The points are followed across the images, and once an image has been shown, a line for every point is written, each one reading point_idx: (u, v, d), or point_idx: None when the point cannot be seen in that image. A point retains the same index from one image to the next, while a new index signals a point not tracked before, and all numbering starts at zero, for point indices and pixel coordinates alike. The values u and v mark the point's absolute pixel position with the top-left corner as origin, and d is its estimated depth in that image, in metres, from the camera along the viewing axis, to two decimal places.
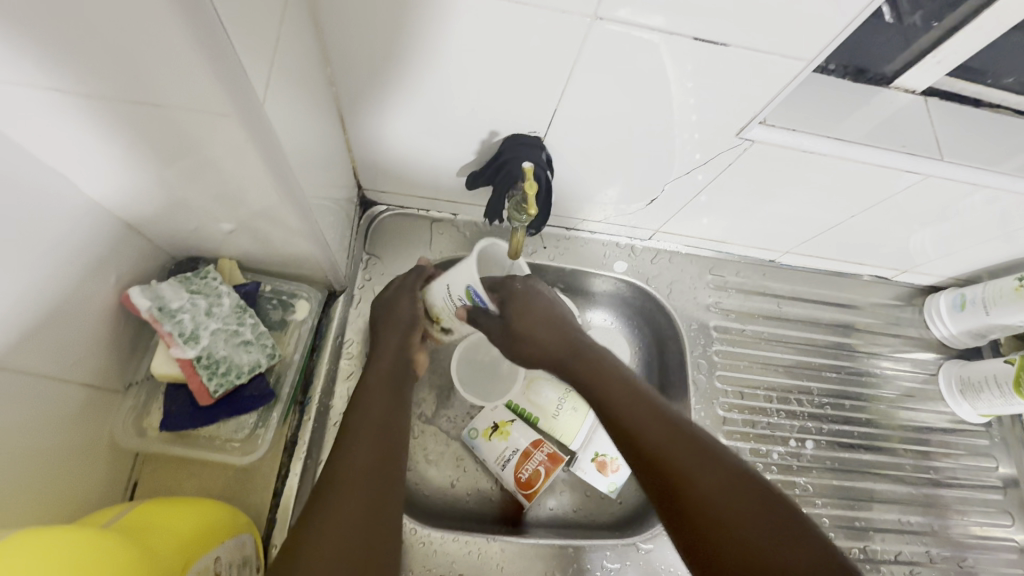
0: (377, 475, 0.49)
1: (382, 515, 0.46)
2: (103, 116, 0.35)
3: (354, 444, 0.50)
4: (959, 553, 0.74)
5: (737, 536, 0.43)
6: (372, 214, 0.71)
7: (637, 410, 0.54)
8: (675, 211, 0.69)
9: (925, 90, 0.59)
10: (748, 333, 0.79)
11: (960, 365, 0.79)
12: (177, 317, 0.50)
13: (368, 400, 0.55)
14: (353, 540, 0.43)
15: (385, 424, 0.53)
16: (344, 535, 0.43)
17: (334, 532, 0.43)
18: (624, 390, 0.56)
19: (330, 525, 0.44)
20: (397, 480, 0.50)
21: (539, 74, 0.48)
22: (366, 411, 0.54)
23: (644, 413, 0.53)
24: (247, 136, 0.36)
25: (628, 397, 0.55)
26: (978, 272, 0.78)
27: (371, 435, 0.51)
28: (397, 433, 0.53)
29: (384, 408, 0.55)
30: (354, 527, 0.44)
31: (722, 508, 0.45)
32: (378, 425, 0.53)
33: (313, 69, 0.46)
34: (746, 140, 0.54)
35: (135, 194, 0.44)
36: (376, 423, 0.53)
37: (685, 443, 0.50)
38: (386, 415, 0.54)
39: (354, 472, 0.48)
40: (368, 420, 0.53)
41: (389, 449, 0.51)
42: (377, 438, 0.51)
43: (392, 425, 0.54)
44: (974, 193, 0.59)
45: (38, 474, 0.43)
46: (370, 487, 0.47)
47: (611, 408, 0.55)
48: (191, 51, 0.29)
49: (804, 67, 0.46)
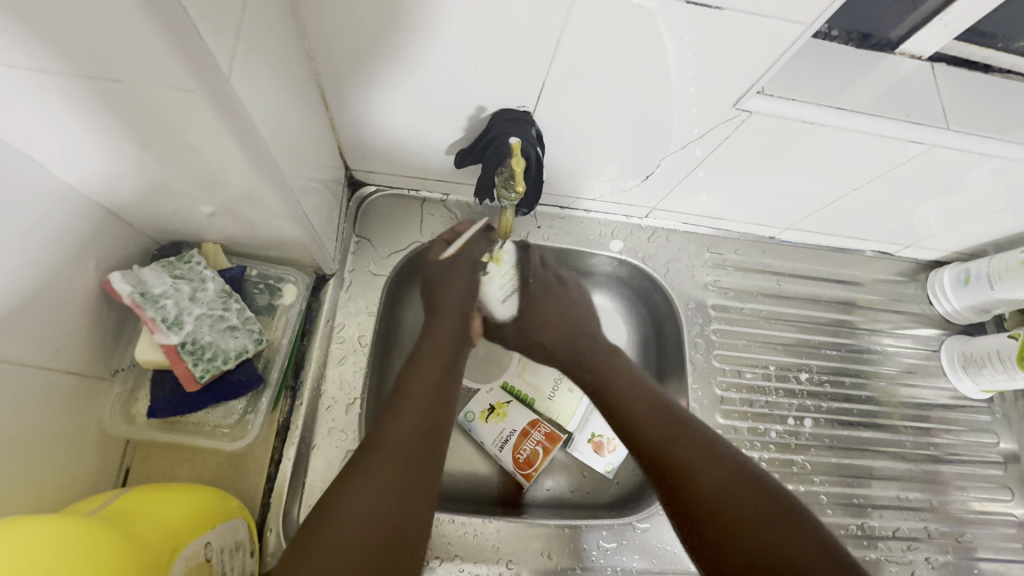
0: (423, 444, 0.50)
1: (421, 480, 0.48)
2: (66, 95, 0.34)
3: (403, 409, 0.52)
4: (957, 528, 0.74)
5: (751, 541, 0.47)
6: (361, 195, 0.70)
7: (649, 421, 0.57)
8: (671, 187, 0.67)
9: (932, 55, 0.57)
10: (747, 312, 0.78)
11: (962, 342, 0.78)
12: (160, 302, 0.50)
13: (418, 369, 0.57)
14: (387, 508, 0.45)
15: (436, 396, 0.55)
16: (384, 493, 0.45)
17: (371, 489, 0.45)
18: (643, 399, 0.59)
19: (376, 481, 0.46)
20: (439, 449, 0.52)
21: (526, 43, 0.46)
22: (416, 380, 0.56)
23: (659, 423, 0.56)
24: (216, 114, 0.35)
25: (636, 400, 0.59)
26: (984, 245, 0.76)
27: (419, 403, 0.53)
28: (444, 408, 0.55)
29: (430, 381, 0.56)
30: (395, 492, 0.46)
31: (744, 521, 0.48)
32: (426, 396, 0.54)
33: (289, 44, 0.44)
34: (743, 111, 0.52)
35: (111, 176, 0.42)
36: (427, 392, 0.55)
37: (695, 450, 0.53)
38: (435, 388, 0.56)
39: (400, 434, 0.50)
40: (414, 390, 0.54)
41: (434, 422, 0.53)
42: (427, 407, 0.53)
43: (440, 396, 0.55)
44: (980, 163, 0.56)
45: (24, 465, 0.42)
46: (415, 451, 0.49)
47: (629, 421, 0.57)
48: (145, 21, 0.28)
49: (804, 30, 0.43)
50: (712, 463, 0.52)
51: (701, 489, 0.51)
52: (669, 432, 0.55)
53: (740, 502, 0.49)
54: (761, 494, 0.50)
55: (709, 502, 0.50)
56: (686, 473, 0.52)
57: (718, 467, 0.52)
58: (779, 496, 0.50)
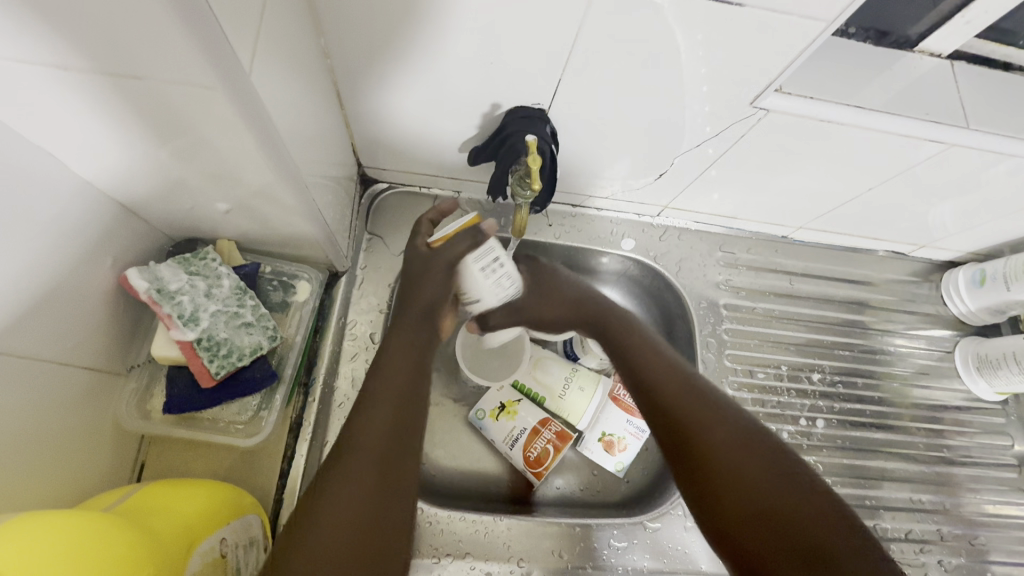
0: (393, 449, 0.47)
1: (394, 489, 0.46)
2: (87, 91, 0.34)
3: (372, 411, 0.48)
4: (970, 531, 0.73)
5: (756, 509, 0.46)
6: (372, 193, 0.70)
7: (662, 375, 0.54)
8: (684, 185, 0.66)
9: (952, 53, 0.56)
10: (759, 312, 0.77)
11: (977, 343, 0.78)
12: (176, 299, 0.50)
13: (388, 364, 0.52)
14: (357, 528, 0.42)
15: (408, 394, 0.51)
16: (348, 517, 0.42)
17: (334, 518, 0.42)
18: (660, 356, 0.56)
19: (340, 501, 0.43)
20: (411, 452, 0.48)
21: (542, 40, 0.46)
22: (385, 374, 0.51)
23: (672, 379, 0.53)
24: (234, 110, 0.35)
25: (652, 356, 0.56)
26: (999, 246, 0.75)
27: (388, 403, 0.49)
28: (416, 407, 0.51)
29: (404, 379, 0.51)
30: (363, 509, 0.43)
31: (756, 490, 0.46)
32: (399, 394, 0.50)
33: (304, 40, 0.44)
34: (761, 109, 0.52)
35: (130, 173, 0.43)
36: (395, 392, 0.50)
37: (706, 409, 0.51)
38: (408, 385, 0.51)
39: (366, 445, 0.46)
40: (385, 389, 0.50)
41: (405, 422, 0.49)
42: (398, 407, 0.49)
43: (412, 393, 0.51)
44: (999, 163, 0.56)
45: (42, 460, 0.43)
46: (383, 461, 0.46)
47: (646, 373, 0.54)
48: (166, 15, 0.28)
49: (825, 28, 0.43)
50: (724, 427, 0.50)
51: (710, 451, 0.49)
52: (679, 391, 0.52)
53: (747, 466, 0.47)
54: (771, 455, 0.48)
55: (716, 466, 0.48)
56: (697, 435, 0.50)
57: (729, 432, 0.49)
58: (794, 465, 0.48)
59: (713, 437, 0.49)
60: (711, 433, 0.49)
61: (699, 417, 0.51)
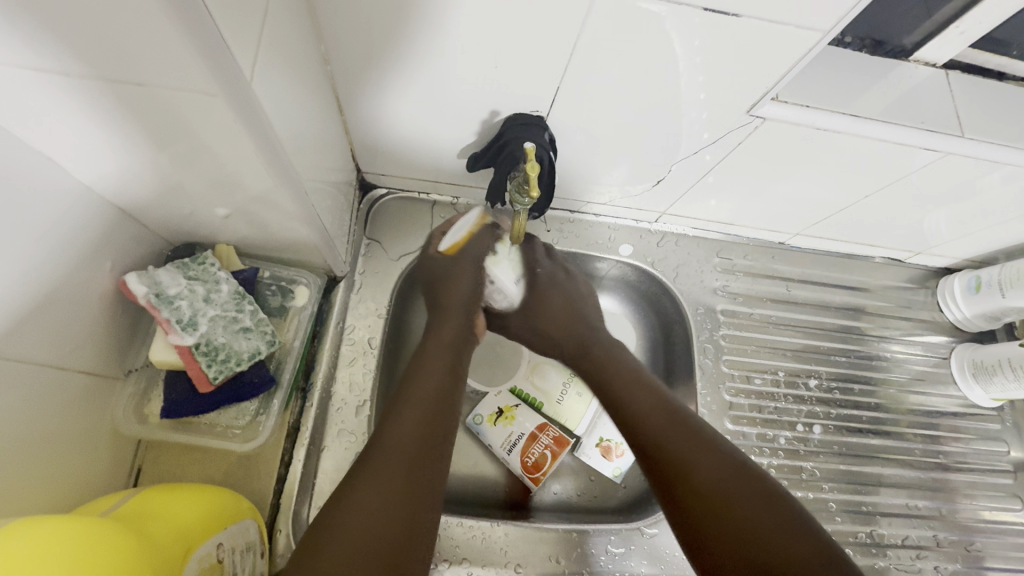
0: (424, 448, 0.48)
1: (422, 488, 0.46)
2: (87, 98, 0.34)
3: (405, 410, 0.50)
4: (966, 537, 0.73)
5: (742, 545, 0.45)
6: (371, 198, 0.70)
7: (647, 411, 0.56)
8: (682, 192, 0.67)
9: (946, 63, 0.57)
10: (756, 318, 0.78)
11: (972, 350, 0.78)
12: (175, 304, 0.50)
13: (422, 369, 0.55)
14: (389, 522, 0.43)
15: (440, 396, 0.53)
16: (380, 512, 0.43)
17: (366, 509, 0.43)
18: (646, 388, 0.59)
19: (373, 494, 0.44)
20: (442, 453, 0.50)
21: (541, 48, 0.46)
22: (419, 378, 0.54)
23: (660, 418, 0.55)
24: (235, 117, 0.35)
25: (639, 390, 0.59)
26: (994, 253, 0.76)
27: (421, 404, 0.51)
28: (447, 409, 0.53)
29: (436, 383, 0.53)
30: (395, 503, 0.44)
31: (743, 527, 0.46)
32: (429, 396, 0.52)
33: (305, 48, 0.44)
34: (757, 117, 0.52)
35: (129, 178, 0.43)
36: (428, 395, 0.52)
37: (690, 445, 0.52)
38: (440, 388, 0.53)
39: (397, 441, 0.48)
40: (419, 392, 0.52)
41: (436, 423, 0.51)
42: (430, 409, 0.51)
43: (443, 397, 0.53)
44: (992, 171, 0.56)
45: (39, 465, 0.43)
46: (413, 460, 0.47)
47: (633, 414, 0.57)
48: (168, 23, 0.28)
49: (820, 38, 0.43)
50: (709, 462, 0.51)
51: (693, 486, 0.50)
52: (665, 426, 0.54)
53: (733, 502, 0.48)
54: (753, 489, 0.49)
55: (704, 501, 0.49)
56: (681, 473, 0.51)
57: (713, 467, 0.50)
58: (780, 500, 0.48)
59: (699, 473, 0.50)
60: (694, 469, 0.51)
61: (683, 456, 0.52)
